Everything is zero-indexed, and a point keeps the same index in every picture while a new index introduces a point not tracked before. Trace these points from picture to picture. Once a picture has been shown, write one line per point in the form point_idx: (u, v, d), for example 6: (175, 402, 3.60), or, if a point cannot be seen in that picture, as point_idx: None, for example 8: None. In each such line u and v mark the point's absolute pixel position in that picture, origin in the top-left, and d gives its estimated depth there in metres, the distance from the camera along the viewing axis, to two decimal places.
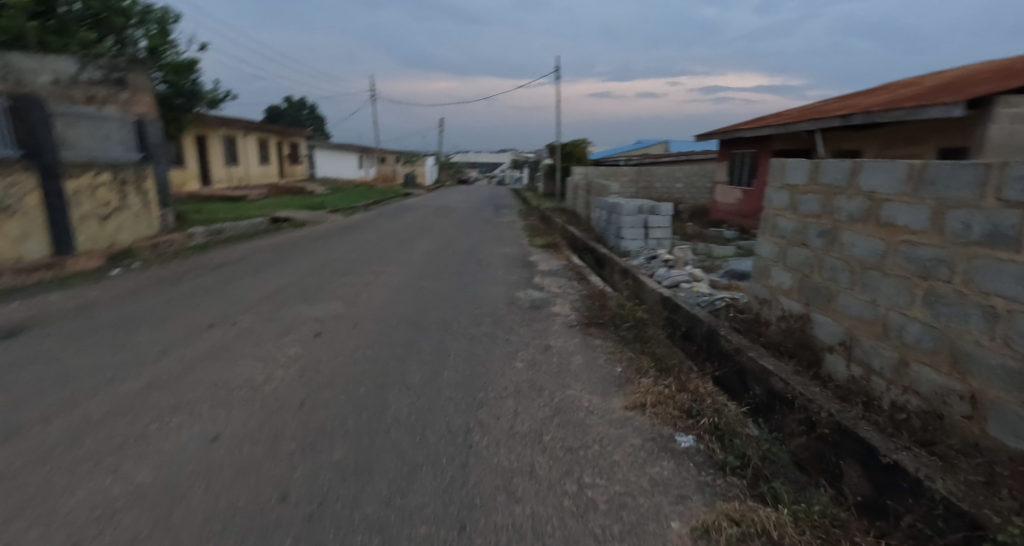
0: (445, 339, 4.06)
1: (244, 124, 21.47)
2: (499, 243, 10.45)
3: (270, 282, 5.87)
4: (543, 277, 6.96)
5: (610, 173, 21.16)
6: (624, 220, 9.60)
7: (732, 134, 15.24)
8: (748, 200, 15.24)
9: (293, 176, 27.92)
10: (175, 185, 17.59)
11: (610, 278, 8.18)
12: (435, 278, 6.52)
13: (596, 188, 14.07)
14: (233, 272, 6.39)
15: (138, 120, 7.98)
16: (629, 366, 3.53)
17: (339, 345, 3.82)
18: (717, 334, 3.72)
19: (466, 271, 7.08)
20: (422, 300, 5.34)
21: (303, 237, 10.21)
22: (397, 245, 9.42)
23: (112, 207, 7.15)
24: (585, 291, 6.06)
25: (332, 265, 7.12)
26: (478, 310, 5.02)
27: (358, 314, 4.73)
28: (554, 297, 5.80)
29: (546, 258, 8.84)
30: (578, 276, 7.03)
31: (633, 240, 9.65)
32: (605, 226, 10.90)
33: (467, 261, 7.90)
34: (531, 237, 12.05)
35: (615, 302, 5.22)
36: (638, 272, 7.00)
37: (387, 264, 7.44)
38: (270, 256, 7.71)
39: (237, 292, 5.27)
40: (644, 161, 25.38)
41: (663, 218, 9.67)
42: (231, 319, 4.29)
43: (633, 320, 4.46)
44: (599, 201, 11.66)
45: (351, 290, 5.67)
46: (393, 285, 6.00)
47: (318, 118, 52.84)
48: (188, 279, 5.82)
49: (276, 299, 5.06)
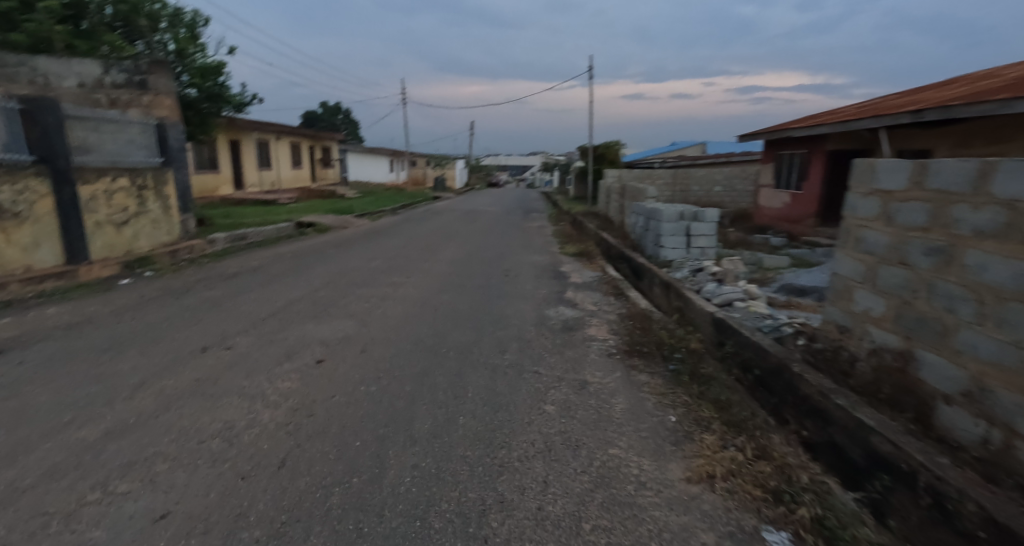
0: (461, 371, 3.49)
1: (277, 128, 21.72)
2: (527, 251, 9.84)
3: (281, 295, 5.45)
4: (575, 291, 6.34)
5: (645, 177, 20.27)
6: (663, 227, 8.87)
7: (779, 134, 14.18)
8: (798, 205, 14.12)
9: (325, 180, 28.20)
10: (209, 189, 17.84)
11: (651, 292, 7.44)
12: (458, 292, 5.98)
13: (631, 192, 13.30)
14: (245, 283, 6.03)
15: (158, 122, 7.79)
16: (686, 416, 2.85)
17: (339, 377, 3.29)
18: (796, 378, 2.98)
19: (491, 284, 6.50)
20: (441, 319, 4.79)
21: (326, 242, 9.93)
22: (421, 253, 8.95)
23: (130, 213, 6.96)
24: (625, 310, 5.38)
25: (349, 276, 6.68)
26: (502, 333, 4.45)
27: (367, 336, 4.21)
28: (589, 317, 5.15)
29: (579, 268, 8.18)
30: (616, 290, 6.36)
31: (673, 249, 8.91)
32: (643, 233, 10.13)
33: (494, 272, 7.34)
34: (563, 244, 11.42)
35: (662, 327, 4.53)
36: (682, 288, 6.26)
37: (408, 275, 6.95)
38: (288, 265, 7.36)
39: (242, 307, 4.86)
40: (680, 163, 24.35)
41: (707, 225, 8.85)
42: (228, 341, 3.86)
43: (686, 352, 3.77)
44: (636, 206, 10.89)
45: (364, 306, 5.19)
46: (412, 301, 5.50)
47: (352, 123, 53.88)
48: (198, 290, 5.49)
49: (282, 316, 4.61)
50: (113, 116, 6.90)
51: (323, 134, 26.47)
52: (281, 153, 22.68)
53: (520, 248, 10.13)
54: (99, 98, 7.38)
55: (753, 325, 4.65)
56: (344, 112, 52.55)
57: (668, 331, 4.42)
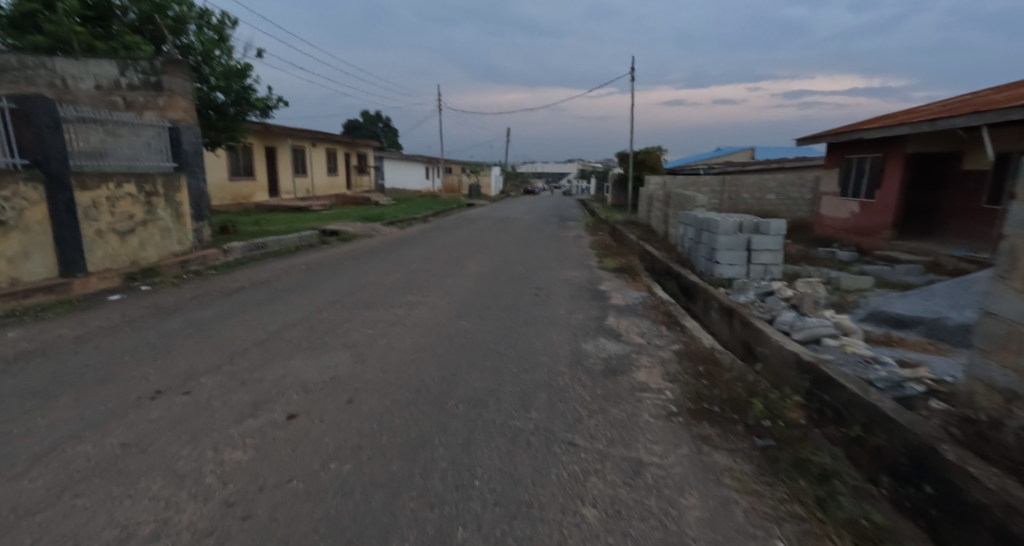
0: (470, 440, 2.59)
1: (313, 135, 21.78)
2: (561, 265, 8.90)
3: (278, 318, 4.74)
4: (618, 317, 5.38)
5: (690, 184, 18.94)
6: (718, 240, 7.75)
7: (848, 136, 12.67)
8: (869, 215, 12.54)
9: (361, 187, 28.30)
10: (244, 195, 17.90)
11: (710, 317, 6.34)
12: (481, 316, 5.14)
13: (677, 201, 12.14)
14: (244, 301, 5.40)
15: (173, 125, 7.36)
16: (806, 542, 1.81)
17: (307, 447, 2.46)
18: (945, 463, 1.94)
19: (519, 307, 5.61)
20: (455, 355, 3.94)
21: (348, 252, 9.38)
22: (446, 266, 8.19)
23: (136, 221, 6.53)
24: (682, 347, 4.36)
25: (360, 294, 5.96)
26: (530, 376, 3.55)
27: (361, 378, 3.39)
28: (636, 355, 4.17)
29: (621, 287, 7.16)
30: (669, 318, 5.33)
31: (730, 265, 7.78)
32: (693, 247, 9.02)
33: (524, 291, 6.43)
34: (602, 256, 10.43)
35: (736, 373, 3.50)
36: (751, 317, 5.17)
37: (426, 293, 6.16)
38: (300, 279, 6.73)
39: (228, 334, 4.17)
40: (727, 170, 22.83)
41: (771, 239, 7.66)
42: (192, 381, 3.13)
43: (780, 421, 2.74)
44: (685, 216, 9.77)
45: (370, 333, 4.42)
46: (425, 327, 4.67)
47: (391, 131, 54.69)
48: (189, 309, 4.90)
49: (269, 348, 3.88)
50: (121, 117, 6.52)
51: (358, 141, 26.52)
52: (316, 160, 22.72)
53: (554, 262, 9.20)
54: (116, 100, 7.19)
55: (857, 375, 3.54)
56: (383, 119, 53.29)
57: (747, 381, 3.38)
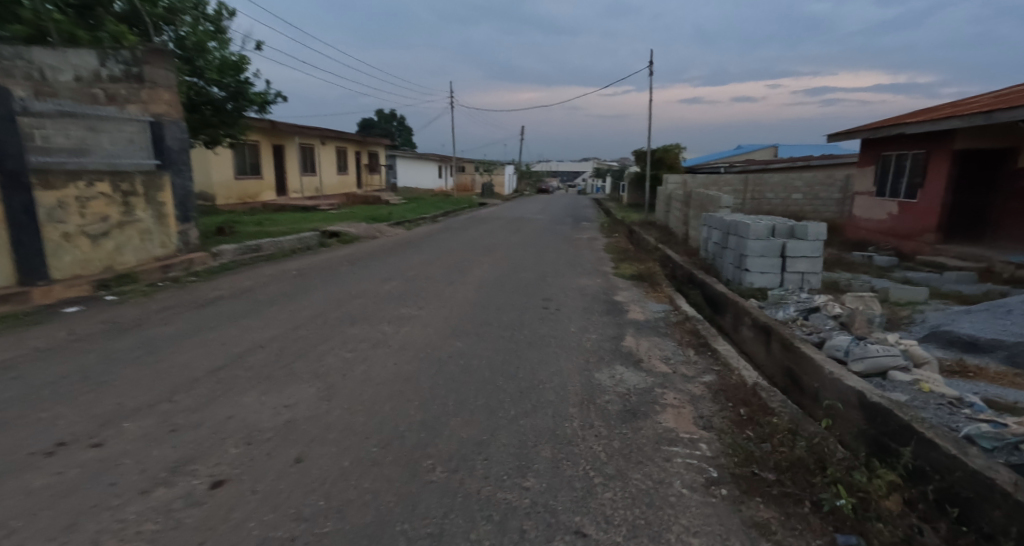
0: (443, 526, 1.92)
1: (323, 133, 21.40)
2: (574, 271, 8.21)
3: (246, 338, 4.14)
4: (637, 338, 4.67)
5: (711, 183, 18.01)
6: (748, 245, 6.98)
7: (888, 131, 11.66)
8: (911, 216, 11.53)
9: (372, 186, 27.95)
10: (251, 194, 17.59)
11: (743, 334, 5.57)
12: (480, 335, 4.49)
13: (699, 200, 11.32)
14: (217, 314, 4.83)
15: (155, 119, 6.88)
16: None
17: (220, 537, 1.81)
18: None
19: (524, 323, 4.93)
20: (443, 388, 3.29)
21: (347, 256, 8.85)
22: (448, 272, 7.57)
23: (111, 223, 6.03)
24: (716, 380, 3.63)
25: (348, 306, 5.34)
26: (530, 420, 2.89)
27: (321, 423, 2.74)
28: (661, 390, 3.47)
29: (639, 298, 6.45)
30: (697, 339, 4.59)
31: (762, 273, 7.00)
32: (720, 252, 8.23)
33: (531, 304, 5.75)
34: (618, 261, 9.71)
35: (791, 422, 2.76)
36: (794, 340, 4.40)
37: (422, 306, 5.52)
38: (287, 286, 6.20)
39: (181, 358, 3.57)
40: (750, 168, 21.79)
41: (810, 244, 6.83)
42: (111, 428, 2.54)
43: (866, 506, 2.00)
44: (710, 218, 8.97)
45: (348, 358, 3.80)
46: (412, 350, 4.03)
47: (406, 130, 54.58)
48: (152, 324, 4.36)
49: (223, 378, 3.28)
50: (96, 111, 6.03)
51: (369, 139, 26.11)
52: (326, 158, 22.35)
53: (565, 267, 8.50)
54: (98, 94, 6.36)
55: (944, 425, 2.78)
56: (397, 118, 52.86)
57: (806, 435, 2.64)
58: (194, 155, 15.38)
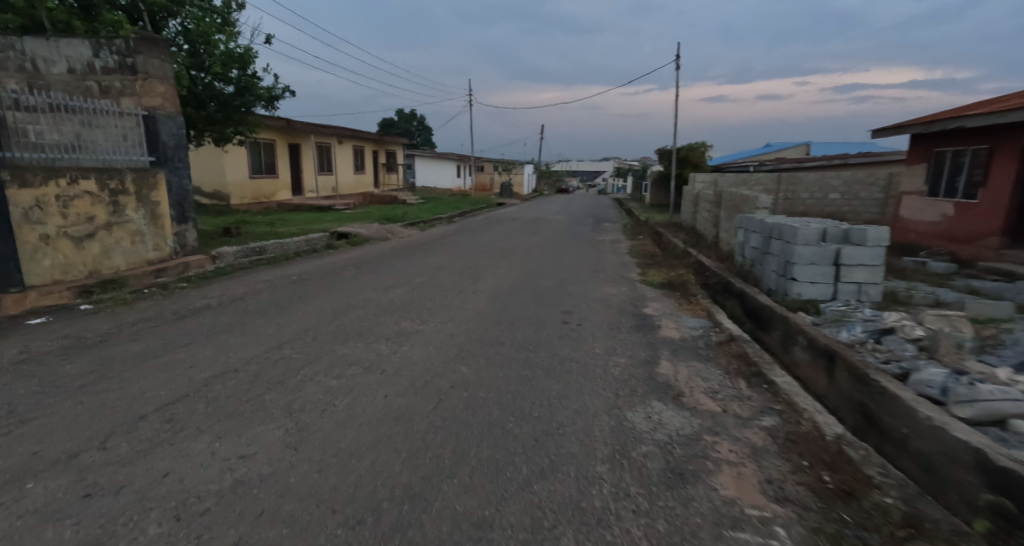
0: None
1: (339, 132, 21.13)
2: (597, 278, 7.51)
3: (220, 358, 3.56)
4: (674, 365, 3.96)
5: (741, 182, 17.00)
6: (796, 252, 6.17)
7: (943, 125, 10.57)
8: (968, 218, 10.44)
9: (389, 186, 27.65)
10: (266, 194, 17.38)
11: (797, 358, 4.77)
12: (490, 359, 3.84)
13: (731, 201, 10.44)
14: (199, 327, 4.30)
15: (148, 113, 6.44)
16: None
17: None
18: None
19: (541, 343, 4.27)
20: (438, 434, 2.64)
21: (354, 259, 8.33)
22: (459, 279, 6.97)
23: (97, 224, 5.61)
24: (781, 426, 2.89)
25: (343, 320, 4.76)
26: (547, 486, 2.22)
27: (277, 488, 2.11)
28: (713, 440, 2.75)
29: (671, 311, 5.71)
30: (747, 367, 3.84)
31: (811, 284, 6.18)
32: (759, 258, 7.41)
33: (548, 319, 5.07)
34: (644, 267, 8.96)
35: (902, 501, 2.02)
36: (870, 372, 3.60)
37: (425, 319, 4.93)
38: (284, 294, 5.70)
39: (136, 386, 3.00)
40: (782, 167, 20.63)
41: (869, 251, 5.98)
42: (8, 490, 1.96)
43: None
44: (746, 220, 8.14)
45: (331, 389, 3.19)
46: (407, 378, 3.41)
47: (425, 129, 54.49)
48: (122, 340, 3.85)
49: (177, 414, 2.69)
50: (87, 105, 5.69)
51: (386, 139, 25.82)
52: (342, 158, 22.05)
53: (587, 274, 7.80)
54: (91, 87, 6.12)
55: None
56: (417, 117, 52.72)
57: (932, 525, 1.90)
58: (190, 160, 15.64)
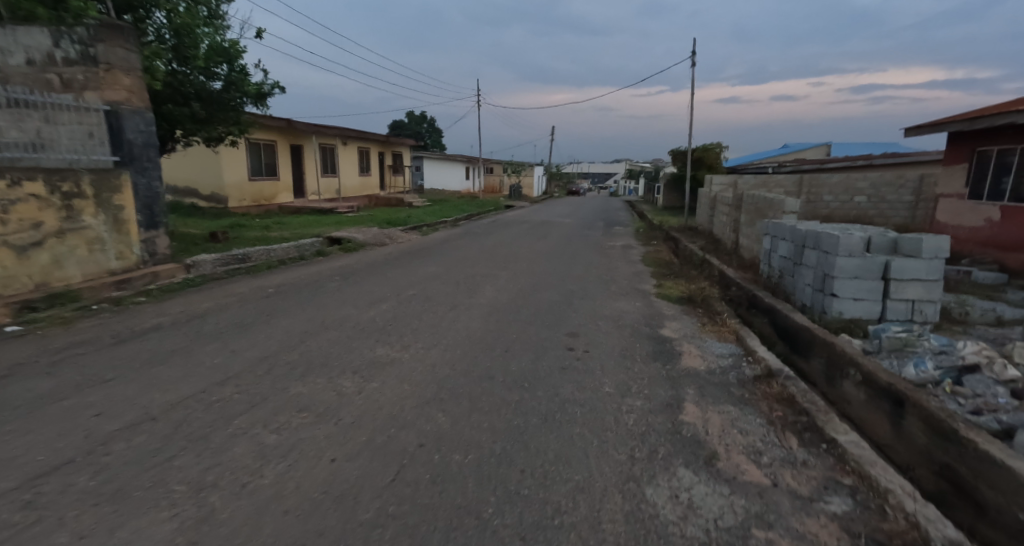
0: None
1: (344, 133, 20.62)
2: (608, 290, 6.77)
3: (140, 401, 2.89)
4: (701, 410, 3.20)
5: (760, 185, 16.09)
6: (837, 264, 5.36)
7: (983, 122, 9.53)
8: (1015, 223, 9.35)
9: (396, 189, 27.15)
10: (267, 196, 16.92)
11: (848, 395, 3.96)
12: (474, 403, 3.12)
13: (752, 205, 9.61)
14: (138, 355, 3.67)
15: (111, 109, 5.85)
16: None
17: None
18: None
19: (539, 379, 3.55)
20: (387, 531, 1.91)
21: (344, 268, 7.69)
22: (454, 292, 6.28)
23: (46, 232, 5.03)
24: (859, 516, 2.10)
25: (311, 344, 4.08)
26: None
27: None
28: (766, 537, 1.98)
29: (694, 333, 4.95)
30: (796, 415, 3.05)
31: (854, 301, 5.36)
32: (791, 269, 6.59)
33: (549, 345, 4.33)
34: (660, 278, 8.18)
35: None
36: (961, 426, 2.79)
37: (407, 344, 4.24)
38: (254, 309, 5.07)
39: (14, 445, 2.35)
40: (803, 168, 19.63)
41: (924, 264, 5.15)
42: None
43: None
44: (774, 228, 7.32)
45: (264, 449, 2.48)
46: (367, 433, 2.70)
47: (436, 131, 54.16)
48: (37, 373, 3.22)
49: (39, 495, 1.99)
50: (47, 98, 5.16)
51: (393, 140, 25.31)
52: (347, 159, 21.53)
53: (597, 285, 7.06)
54: (53, 79, 5.53)
55: None
56: (428, 119, 52.47)
57: None
58: (177, 161, 15.29)
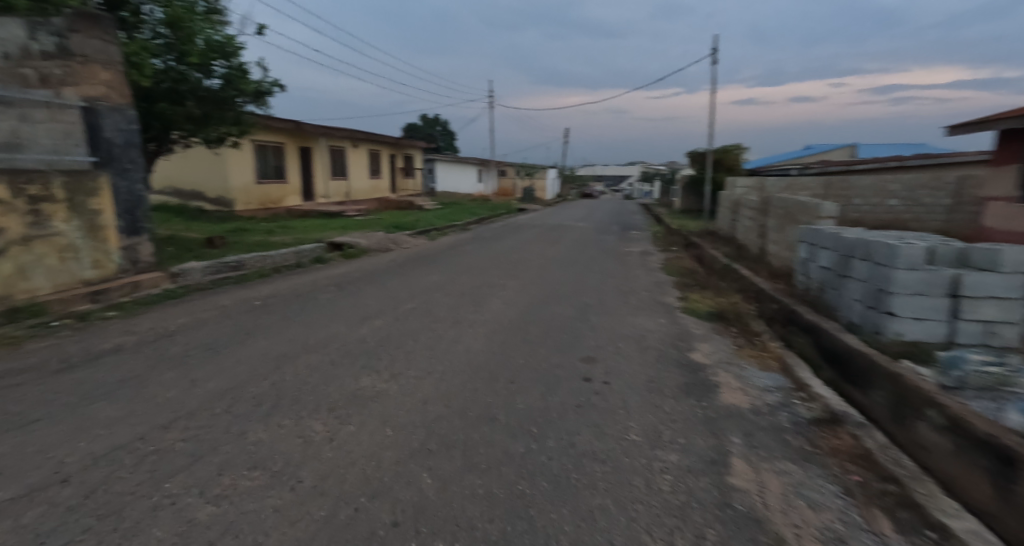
0: None
1: (354, 135, 20.27)
2: (628, 304, 6.12)
3: (58, 452, 2.35)
4: (754, 469, 2.53)
5: (786, 187, 15.21)
6: (896, 278, 4.62)
7: None
8: None
9: (407, 191, 26.76)
10: (274, 199, 16.60)
11: (925, 441, 3.24)
12: (468, 460, 2.50)
13: (783, 210, 8.83)
14: (83, 385, 3.15)
15: (88, 105, 5.39)
16: None
17: None
18: None
19: (551, 423, 2.91)
20: None
21: (341, 276, 7.17)
22: (457, 305, 5.69)
23: (9, 238, 4.58)
24: None
25: (286, 373, 3.51)
26: None
27: None
28: None
29: (730, 358, 4.27)
30: (882, 484, 2.36)
31: (916, 320, 4.60)
32: (835, 282, 5.83)
33: (563, 375, 3.69)
34: (685, 289, 7.48)
35: None
36: None
37: (397, 372, 3.65)
38: (234, 325, 4.56)
39: None
40: (830, 170, 18.62)
41: (1002, 279, 4.37)
42: None
43: None
44: (813, 235, 6.58)
45: (187, 528, 1.88)
46: (325, 505, 2.09)
47: (450, 134, 54.03)
48: None
49: None
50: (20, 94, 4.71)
51: (405, 142, 24.94)
52: (357, 162, 21.18)
53: (616, 298, 6.42)
54: (29, 75, 4.91)
55: None
56: (441, 122, 52.34)
57: None
58: (185, 163, 15.08)
